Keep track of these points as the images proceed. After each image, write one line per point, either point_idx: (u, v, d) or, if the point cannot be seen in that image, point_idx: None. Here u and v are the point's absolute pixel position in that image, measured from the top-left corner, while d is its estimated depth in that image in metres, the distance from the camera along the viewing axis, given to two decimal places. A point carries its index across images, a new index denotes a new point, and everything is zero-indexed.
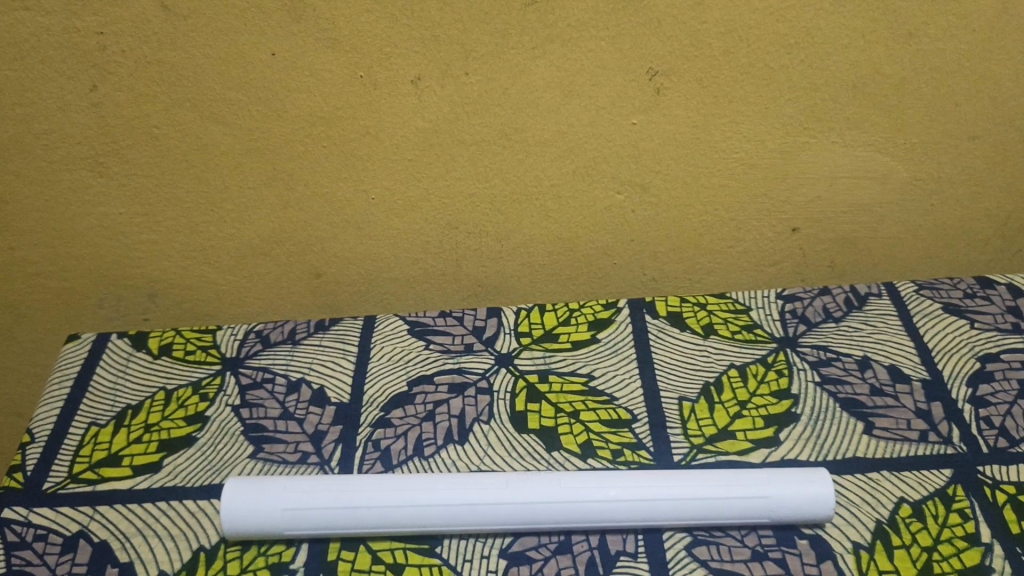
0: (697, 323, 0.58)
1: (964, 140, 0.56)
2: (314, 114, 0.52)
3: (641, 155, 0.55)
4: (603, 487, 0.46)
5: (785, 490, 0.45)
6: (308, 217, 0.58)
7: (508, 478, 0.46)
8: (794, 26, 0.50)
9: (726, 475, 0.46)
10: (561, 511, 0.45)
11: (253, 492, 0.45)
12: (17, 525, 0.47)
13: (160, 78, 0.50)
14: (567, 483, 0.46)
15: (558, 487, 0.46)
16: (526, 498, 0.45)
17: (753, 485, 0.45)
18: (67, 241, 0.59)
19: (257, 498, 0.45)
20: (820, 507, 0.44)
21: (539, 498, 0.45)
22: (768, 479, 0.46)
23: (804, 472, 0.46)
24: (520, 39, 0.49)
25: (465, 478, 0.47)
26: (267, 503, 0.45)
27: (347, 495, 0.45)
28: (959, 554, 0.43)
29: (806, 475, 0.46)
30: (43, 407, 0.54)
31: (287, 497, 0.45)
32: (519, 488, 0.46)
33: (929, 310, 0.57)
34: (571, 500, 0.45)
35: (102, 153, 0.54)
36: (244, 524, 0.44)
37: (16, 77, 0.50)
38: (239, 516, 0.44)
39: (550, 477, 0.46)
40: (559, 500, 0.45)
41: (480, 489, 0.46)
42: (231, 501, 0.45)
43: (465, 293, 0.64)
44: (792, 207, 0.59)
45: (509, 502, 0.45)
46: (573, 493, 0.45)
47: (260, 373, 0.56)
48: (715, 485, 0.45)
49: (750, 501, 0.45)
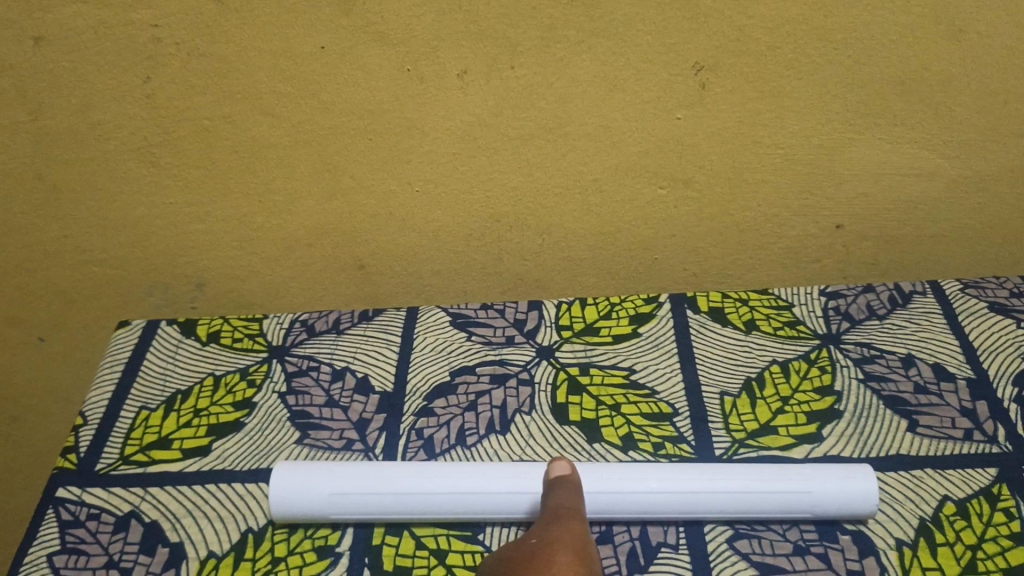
0: (738, 318, 0.58)
1: (1012, 137, 0.56)
2: (361, 106, 0.53)
3: (684, 150, 0.55)
4: (645, 477, 0.46)
5: (829, 485, 0.45)
6: (353, 208, 0.59)
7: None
8: (840, 22, 0.49)
9: (770, 469, 0.46)
10: (603, 500, 0.45)
11: (303, 476, 0.46)
12: (71, 504, 0.48)
13: (211, 71, 0.51)
14: (609, 474, 0.46)
15: (601, 477, 0.46)
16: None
17: (795, 479, 0.45)
18: (118, 229, 0.61)
19: (306, 481, 0.46)
20: (865, 502, 0.44)
21: (581, 486, 0.46)
22: (812, 472, 0.46)
23: (848, 468, 0.46)
24: (565, 33, 0.49)
25: (508, 467, 0.47)
26: (316, 486, 0.46)
27: (390, 482, 0.46)
28: (1004, 553, 0.43)
29: (850, 470, 0.46)
30: (95, 391, 0.56)
31: (335, 481, 0.46)
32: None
33: (974, 308, 0.57)
34: (614, 491, 0.45)
35: (154, 143, 0.55)
36: (293, 508, 0.45)
37: (73, 69, 0.51)
38: (287, 500, 0.45)
39: (593, 467, 0.47)
40: (601, 489, 0.46)
41: (523, 478, 0.46)
42: (279, 485, 0.46)
43: (506, 286, 0.65)
44: (835, 203, 0.59)
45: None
46: (615, 483, 0.46)
47: (305, 361, 0.57)
48: (758, 479, 0.46)
49: (794, 495, 0.45)
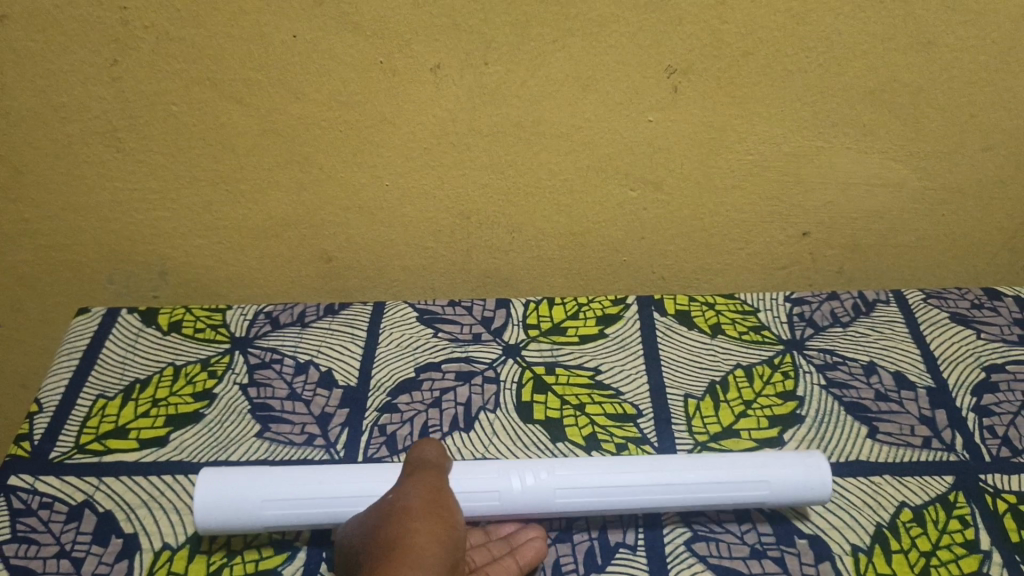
0: (705, 321, 0.58)
1: (978, 151, 0.57)
2: (333, 98, 0.52)
3: (655, 152, 0.56)
4: (596, 471, 0.46)
5: (777, 470, 0.45)
6: (321, 200, 0.58)
7: (498, 466, 0.46)
8: (814, 30, 0.50)
9: (718, 460, 0.47)
10: (543, 497, 0.45)
11: (229, 483, 0.45)
12: (23, 492, 0.47)
13: (180, 56, 0.50)
14: (559, 473, 0.46)
15: (543, 480, 0.46)
16: (512, 487, 0.45)
17: (741, 467, 0.46)
18: (81, 214, 0.60)
19: (235, 488, 0.44)
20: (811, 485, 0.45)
21: (523, 486, 0.46)
22: (762, 459, 0.46)
23: (799, 454, 0.46)
24: (540, 31, 0.49)
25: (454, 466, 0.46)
26: (244, 494, 0.44)
27: (327, 478, 0.45)
28: (957, 561, 0.44)
29: (800, 457, 0.46)
30: (51, 377, 0.55)
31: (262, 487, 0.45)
32: (507, 477, 0.46)
33: (936, 318, 0.58)
34: (557, 490, 0.45)
35: (120, 128, 0.54)
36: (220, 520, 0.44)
37: (37, 48, 0.50)
38: (212, 512, 0.44)
39: (541, 464, 0.47)
40: (542, 491, 0.45)
41: (468, 479, 0.45)
42: (202, 498, 0.44)
43: (474, 283, 0.65)
44: (803, 211, 0.60)
45: (494, 490, 0.45)
46: (560, 481, 0.46)
47: (269, 353, 0.56)
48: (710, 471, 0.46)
49: (741, 483, 0.45)
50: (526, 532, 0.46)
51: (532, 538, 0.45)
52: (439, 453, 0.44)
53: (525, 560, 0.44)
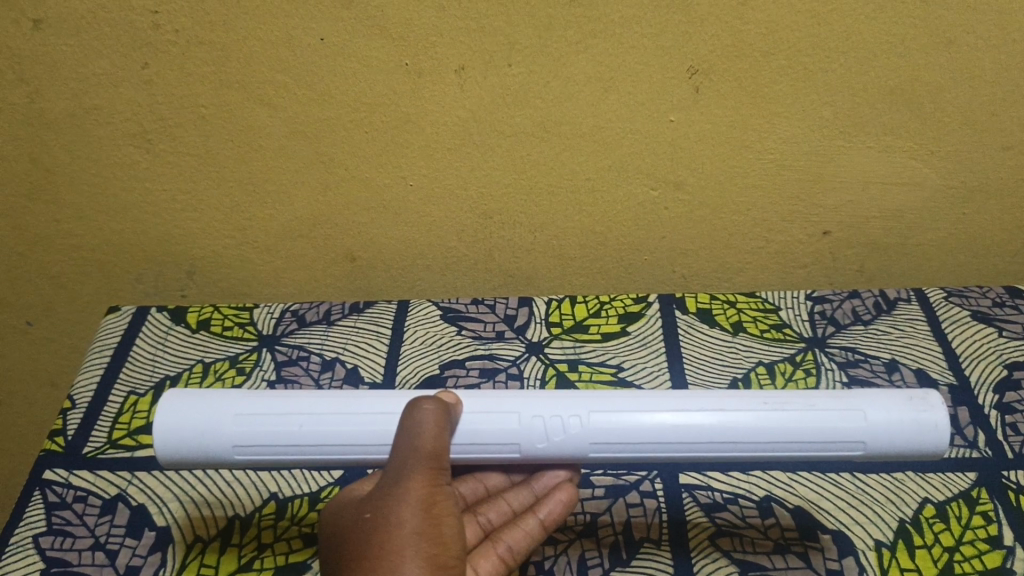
0: (726, 320, 0.59)
1: (1000, 150, 0.57)
2: (359, 99, 0.53)
3: (676, 152, 0.56)
4: (634, 414, 0.42)
5: (887, 416, 0.41)
6: (347, 201, 0.59)
7: (519, 417, 0.42)
8: (836, 30, 0.50)
9: (790, 398, 0.42)
10: (575, 451, 0.42)
11: (189, 411, 0.41)
12: (58, 485, 0.48)
13: (210, 59, 0.51)
14: (593, 421, 0.42)
15: (574, 435, 0.42)
16: (537, 443, 0.42)
17: (832, 411, 0.41)
18: (112, 214, 0.61)
19: (192, 415, 0.41)
20: (929, 437, 0.41)
21: (550, 440, 0.42)
22: (853, 396, 0.42)
23: (907, 395, 0.42)
24: (563, 33, 0.49)
25: (461, 416, 0.42)
26: (211, 425, 0.41)
27: (309, 417, 0.42)
28: (980, 556, 0.44)
29: (911, 399, 0.42)
30: (83, 375, 0.56)
31: (224, 422, 0.41)
32: (534, 428, 0.42)
33: (958, 316, 0.58)
34: (591, 446, 0.42)
35: (150, 130, 0.55)
36: (174, 452, 0.41)
37: (70, 52, 0.51)
38: (168, 444, 0.41)
39: (567, 408, 0.43)
40: (575, 446, 0.42)
41: (478, 429, 0.42)
42: (164, 432, 0.41)
43: (497, 282, 0.66)
44: (824, 210, 0.60)
45: (514, 443, 0.42)
46: (596, 436, 0.42)
47: (296, 351, 0.57)
48: (776, 411, 0.42)
49: (845, 431, 0.41)
50: (553, 474, 0.47)
51: (557, 485, 0.46)
52: (436, 431, 0.40)
53: (548, 516, 0.44)
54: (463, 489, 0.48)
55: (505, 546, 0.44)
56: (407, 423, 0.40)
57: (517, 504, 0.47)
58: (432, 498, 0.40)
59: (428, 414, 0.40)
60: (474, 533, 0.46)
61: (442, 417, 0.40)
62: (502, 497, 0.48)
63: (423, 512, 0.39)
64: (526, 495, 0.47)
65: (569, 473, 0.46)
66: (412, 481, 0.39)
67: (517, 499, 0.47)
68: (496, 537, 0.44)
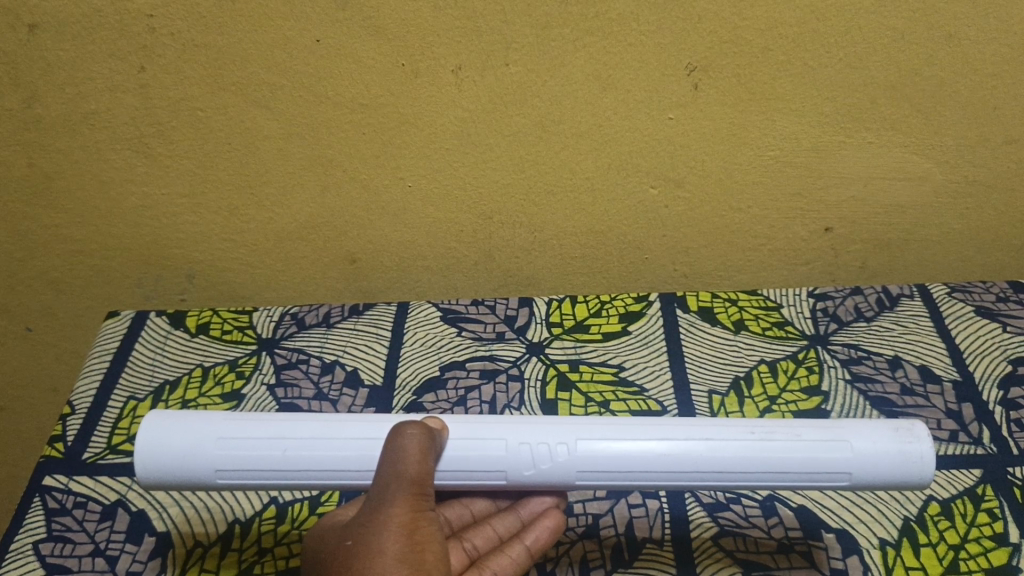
0: (728, 317, 0.58)
1: (1002, 143, 0.56)
2: (356, 101, 0.53)
3: (676, 149, 0.56)
4: (622, 440, 0.42)
5: (874, 448, 0.41)
6: (345, 202, 0.59)
7: (507, 442, 0.42)
8: (835, 24, 0.49)
9: (777, 427, 0.42)
10: (563, 477, 0.42)
11: (172, 433, 0.41)
12: (58, 492, 0.48)
13: (206, 62, 0.51)
14: (580, 448, 0.42)
15: (561, 463, 0.42)
16: (523, 470, 0.42)
17: (819, 442, 0.41)
18: (109, 219, 0.61)
19: (174, 436, 0.41)
20: (914, 470, 0.41)
21: (538, 468, 0.42)
22: (840, 427, 0.42)
23: (894, 426, 0.41)
24: (560, 31, 0.49)
25: (447, 442, 0.42)
26: (192, 448, 0.41)
27: (293, 440, 0.41)
28: (986, 553, 0.43)
29: (897, 430, 0.41)
30: (83, 380, 0.56)
31: (208, 445, 0.41)
32: (522, 455, 0.42)
33: (961, 312, 0.58)
34: (578, 475, 0.42)
35: (147, 133, 0.55)
36: (158, 475, 0.41)
37: (65, 57, 0.51)
38: (149, 467, 0.41)
39: (555, 435, 0.42)
40: (563, 473, 0.42)
41: (464, 456, 0.42)
42: (147, 457, 0.41)
43: (498, 282, 0.65)
44: (825, 206, 0.60)
45: (501, 470, 0.42)
46: (584, 462, 0.42)
47: (296, 354, 0.57)
48: (764, 441, 0.41)
49: (831, 463, 0.41)
50: (540, 500, 0.46)
51: (545, 511, 0.46)
52: (419, 456, 0.40)
53: (535, 543, 0.44)
54: (450, 514, 0.48)
55: (491, 572, 0.44)
56: (392, 448, 0.40)
57: (503, 531, 0.47)
58: (414, 524, 0.40)
59: (411, 438, 0.40)
60: (459, 560, 0.46)
61: (426, 443, 0.40)
62: (489, 523, 0.47)
63: (404, 536, 0.39)
64: (513, 521, 0.47)
65: (557, 500, 0.46)
66: (394, 505, 0.39)
67: (503, 525, 0.47)
68: (484, 563, 0.45)
